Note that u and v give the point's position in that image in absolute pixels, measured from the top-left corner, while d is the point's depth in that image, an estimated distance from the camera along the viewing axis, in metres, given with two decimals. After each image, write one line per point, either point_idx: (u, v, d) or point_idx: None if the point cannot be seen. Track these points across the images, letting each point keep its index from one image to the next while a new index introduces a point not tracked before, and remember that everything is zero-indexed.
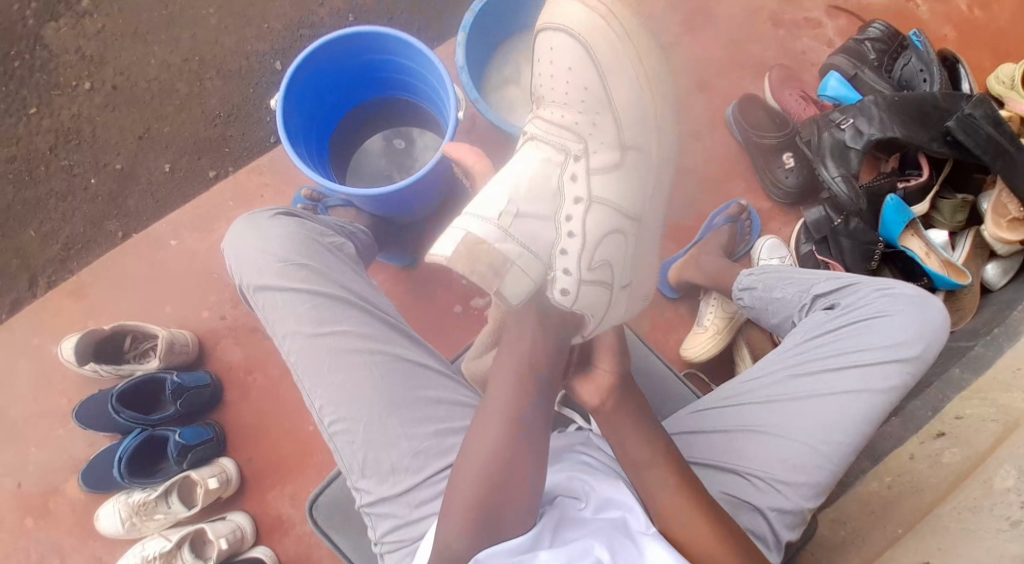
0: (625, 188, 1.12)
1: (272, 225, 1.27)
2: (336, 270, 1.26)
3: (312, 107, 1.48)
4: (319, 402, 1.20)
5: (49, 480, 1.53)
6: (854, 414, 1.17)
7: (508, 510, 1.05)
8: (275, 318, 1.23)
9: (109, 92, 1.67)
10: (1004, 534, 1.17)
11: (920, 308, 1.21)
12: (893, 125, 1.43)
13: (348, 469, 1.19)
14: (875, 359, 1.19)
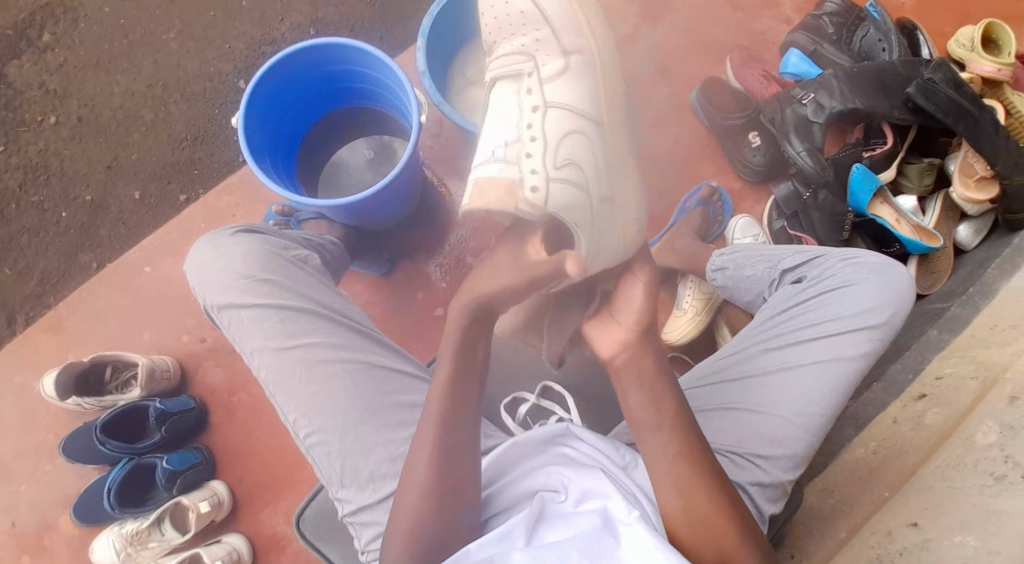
0: (581, 99, 1.13)
1: (233, 243, 1.26)
2: (301, 282, 1.26)
3: (275, 120, 1.49)
4: (293, 416, 1.18)
5: (42, 517, 1.53)
6: (826, 385, 1.17)
7: (462, 499, 1.06)
8: (243, 335, 1.22)
9: (74, 124, 1.68)
10: (989, 489, 1.15)
11: (884, 275, 1.23)
12: (853, 96, 1.44)
13: (328, 481, 1.18)
14: (844, 328, 1.19)
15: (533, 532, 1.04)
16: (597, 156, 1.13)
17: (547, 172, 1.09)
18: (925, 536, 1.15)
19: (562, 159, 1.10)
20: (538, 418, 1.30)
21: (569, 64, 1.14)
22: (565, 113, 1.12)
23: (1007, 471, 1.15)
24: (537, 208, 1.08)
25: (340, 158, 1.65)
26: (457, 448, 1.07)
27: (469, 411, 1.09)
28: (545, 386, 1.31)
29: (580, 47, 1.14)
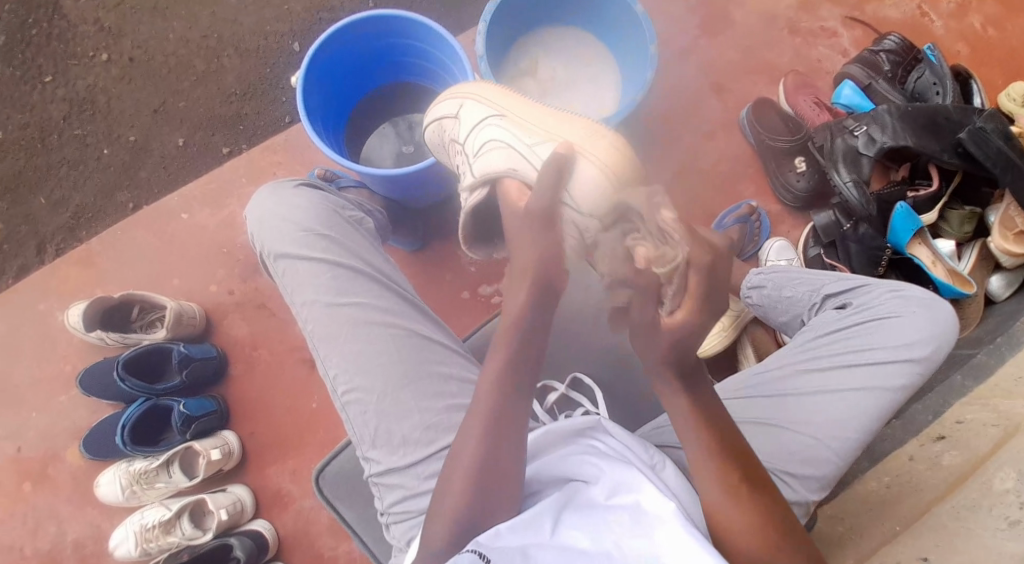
0: (482, 112, 1.24)
1: (296, 195, 1.32)
2: (356, 242, 1.30)
3: (328, 86, 1.50)
4: (334, 370, 1.23)
5: (49, 447, 1.53)
6: (866, 412, 1.20)
7: (505, 484, 1.06)
8: (296, 287, 1.27)
9: (126, 65, 1.68)
10: (1003, 533, 1.17)
11: (931, 311, 1.25)
12: (906, 134, 1.46)
13: (359, 440, 1.21)
14: (886, 358, 1.22)
15: (562, 519, 1.06)
16: (511, 129, 1.20)
17: (471, 162, 1.22)
18: None
19: (482, 151, 1.21)
20: (565, 409, 1.32)
21: (461, 110, 1.27)
22: (476, 126, 1.24)
23: (1023, 517, 1.17)
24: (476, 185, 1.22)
25: (368, 150, 1.63)
26: (505, 437, 1.06)
27: (522, 395, 1.08)
28: (574, 377, 1.33)
29: (461, 97, 1.28)
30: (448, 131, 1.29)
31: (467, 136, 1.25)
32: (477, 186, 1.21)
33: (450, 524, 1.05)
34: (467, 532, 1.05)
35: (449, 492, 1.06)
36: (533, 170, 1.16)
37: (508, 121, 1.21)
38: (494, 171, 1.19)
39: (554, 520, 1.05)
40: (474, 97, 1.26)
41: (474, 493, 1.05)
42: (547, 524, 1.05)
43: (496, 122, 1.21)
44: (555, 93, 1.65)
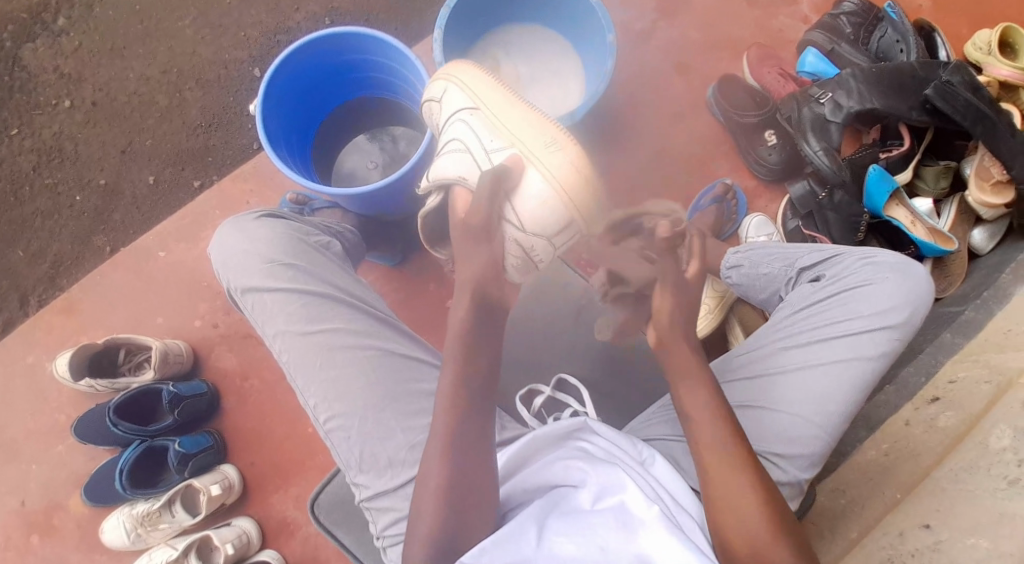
0: (462, 100, 1.23)
1: (258, 227, 1.32)
2: (323, 268, 1.31)
3: (291, 108, 1.51)
4: (313, 400, 1.22)
5: (52, 497, 1.54)
6: (847, 384, 1.20)
7: (478, 496, 1.07)
8: (267, 319, 1.27)
9: (89, 109, 1.67)
10: (1002, 492, 1.18)
11: (903, 276, 1.25)
12: (872, 96, 1.45)
13: (346, 466, 1.22)
14: (863, 327, 1.22)
15: (546, 524, 1.06)
16: (476, 130, 1.20)
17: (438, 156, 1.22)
18: (937, 537, 1.18)
19: (447, 143, 1.22)
20: (553, 411, 1.32)
21: (444, 97, 1.25)
22: (452, 114, 1.23)
23: (1021, 474, 1.18)
24: (431, 185, 1.23)
25: (343, 165, 1.64)
26: (469, 452, 1.08)
27: (480, 411, 1.10)
28: (559, 379, 1.34)
29: (446, 75, 1.25)
30: (433, 112, 1.28)
31: (444, 123, 1.25)
32: (435, 186, 1.22)
33: (430, 543, 1.05)
34: (445, 548, 1.04)
35: (425, 512, 1.06)
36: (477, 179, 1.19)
37: (478, 115, 1.21)
38: (448, 175, 1.20)
39: (537, 526, 1.06)
40: (460, 81, 1.24)
41: (449, 507, 1.06)
42: (533, 532, 1.05)
43: (464, 120, 1.21)
44: (519, 93, 1.63)
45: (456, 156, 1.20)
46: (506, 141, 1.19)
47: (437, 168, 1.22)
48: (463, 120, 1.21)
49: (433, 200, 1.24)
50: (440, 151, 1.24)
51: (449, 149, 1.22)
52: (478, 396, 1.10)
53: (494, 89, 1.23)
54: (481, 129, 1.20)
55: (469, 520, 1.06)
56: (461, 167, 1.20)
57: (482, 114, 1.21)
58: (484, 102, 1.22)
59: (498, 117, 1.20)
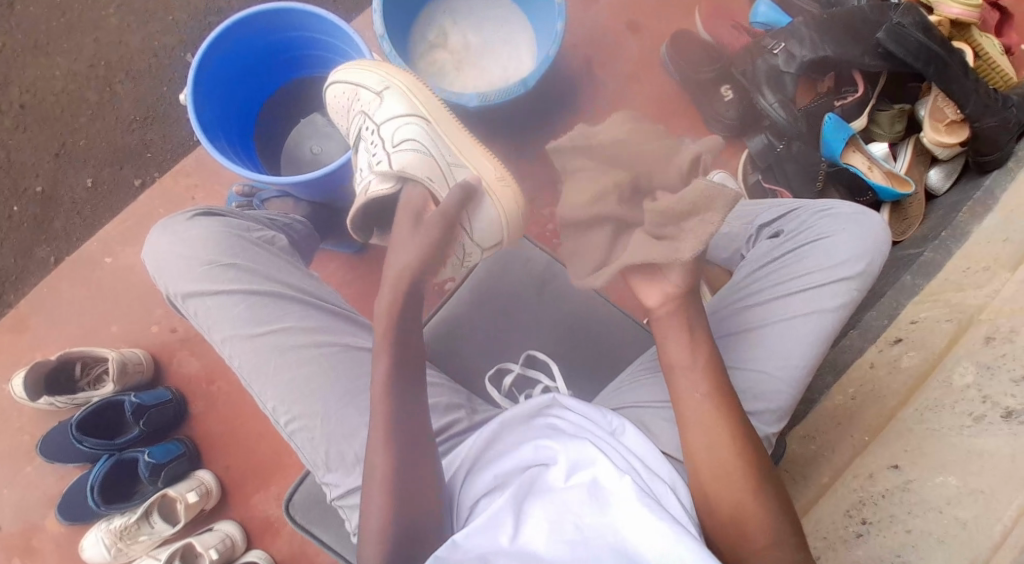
0: (404, 107, 1.26)
1: (192, 227, 1.26)
2: (266, 264, 1.26)
3: (227, 93, 1.44)
4: (271, 403, 1.19)
5: (27, 519, 1.50)
6: (809, 337, 1.18)
7: (425, 479, 1.06)
8: (212, 324, 1.22)
9: (18, 112, 1.59)
10: (968, 429, 1.18)
11: (859, 225, 1.24)
12: (825, 44, 1.43)
13: (313, 466, 1.19)
14: (822, 279, 1.20)
15: (518, 506, 1.06)
16: (431, 139, 1.24)
17: (389, 154, 1.22)
18: (906, 477, 1.20)
19: (399, 142, 1.23)
20: (524, 389, 1.30)
21: (385, 94, 1.27)
22: (395, 120, 1.25)
23: (986, 411, 1.18)
24: (385, 178, 1.19)
25: (290, 154, 1.56)
26: (412, 436, 1.06)
27: (418, 394, 1.08)
28: (529, 355, 1.31)
29: (386, 82, 1.28)
30: (360, 99, 1.29)
31: (383, 121, 1.25)
32: (387, 179, 1.19)
33: (384, 534, 1.03)
34: (401, 537, 1.03)
35: (375, 504, 1.05)
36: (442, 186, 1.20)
37: (430, 125, 1.25)
38: (417, 172, 1.20)
39: (512, 510, 1.05)
40: (403, 89, 1.27)
41: (397, 495, 1.04)
42: (510, 520, 1.04)
43: (418, 125, 1.24)
44: (467, 62, 1.59)
45: (409, 156, 1.21)
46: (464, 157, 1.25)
47: (396, 163, 1.20)
48: (415, 126, 1.24)
49: (380, 186, 1.19)
50: (382, 148, 1.23)
51: (404, 151, 1.21)
52: (413, 380, 1.09)
53: (437, 105, 1.28)
54: (434, 140, 1.24)
55: (420, 506, 1.05)
56: (420, 168, 1.20)
57: (429, 127, 1.25)
58: (431, 114, 1.27)
59: (447, 131, 1.26)
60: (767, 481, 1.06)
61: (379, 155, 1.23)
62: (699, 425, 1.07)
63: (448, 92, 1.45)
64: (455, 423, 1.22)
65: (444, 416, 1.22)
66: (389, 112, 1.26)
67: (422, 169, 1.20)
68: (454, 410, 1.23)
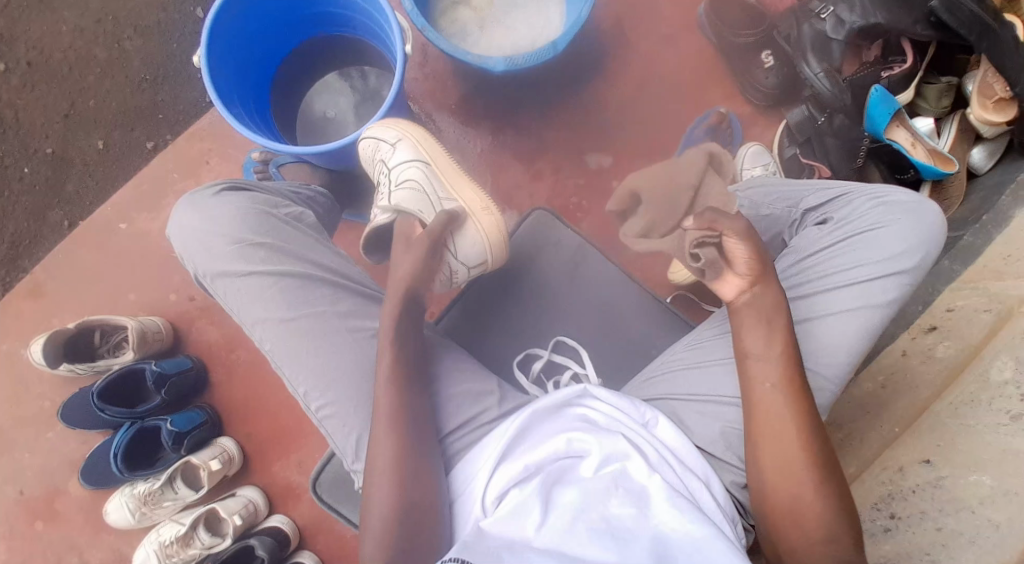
0: (406, 150, 1.27)
1: (218, 202, 1.18)
2: (295, 242, 1.18)
3: (242, 56, 1.37)
4: (303, 388, 1.12)
5: (50, 483, 1.51)
6: (857, 334, 1.12)
7: (425, 468, 1.06)
8: (243, 306, 1.15)
9: (24, 70, 1.56)
10: (1005, 428, 1.14)
11: (915, 216, 1.15)
12: (876, 10, 1.37)
13: (342, 453, 1.13)
14: (874, 274, 1.12)
15: (552, 496, 1.03)
16: (430, 178, 1.25)
17: (390, 195, 1.25)
18: (938, 474, 1.17)
19: (399, 184, 1.25)
20: (552, 375, 1.25)
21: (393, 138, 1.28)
22: (398, 163, 1.26)
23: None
24: (384, 214, 1.23)
25: (306, 119, 1.52)
26: (412, 425, 1.07)
27: (417, 391, 1.10)
28: (557, 341, 1.25)
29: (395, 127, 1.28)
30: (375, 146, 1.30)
31: (388, 164, 1.27)
32: (385, 215, 1.23)
33: (387, 526, 1.03)
34: (402, 533, 1.03)
35: (376, 497, 1.05)
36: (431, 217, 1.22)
37: (428, 167, 1.26)
38: (413, 208, 1.23)
39: (542, 494, 1.02)
40: (406, 133, 1.28)
41: (402, 488, 1.04)
42: (537, 510, 1.01)
43: (419, 168, 1.26)
44: (491, 18, 1.51)
45: (401, 195, 1.24)
46: (457, 192, 1.25)
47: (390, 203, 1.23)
48: (413, 168, 1.26)
49: (380, 218, 1.22)
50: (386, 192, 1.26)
51: (399, 189, 1.24)
52: (412, 378, 1.10)
53: (438, 147, 1.29)
54: (433, 179, 1.25)
55: (422, 496, 1.05)
56: (415, 207, 1.23)
57: (429, 171, 1.26)
58: (433, 156, 1.27)
59: (445, 172, 1.26)
60: (830, 479, 1.01)
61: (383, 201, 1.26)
62: (762, 418, 1.03)
63: (473, 54, 1.37)
64: (484, 411, 1.15)
65: (473, 405, 1.15)
66: (391, 158, 1.27)
67: (412, 207, 1.23)
68: (484, 397, 1.16)
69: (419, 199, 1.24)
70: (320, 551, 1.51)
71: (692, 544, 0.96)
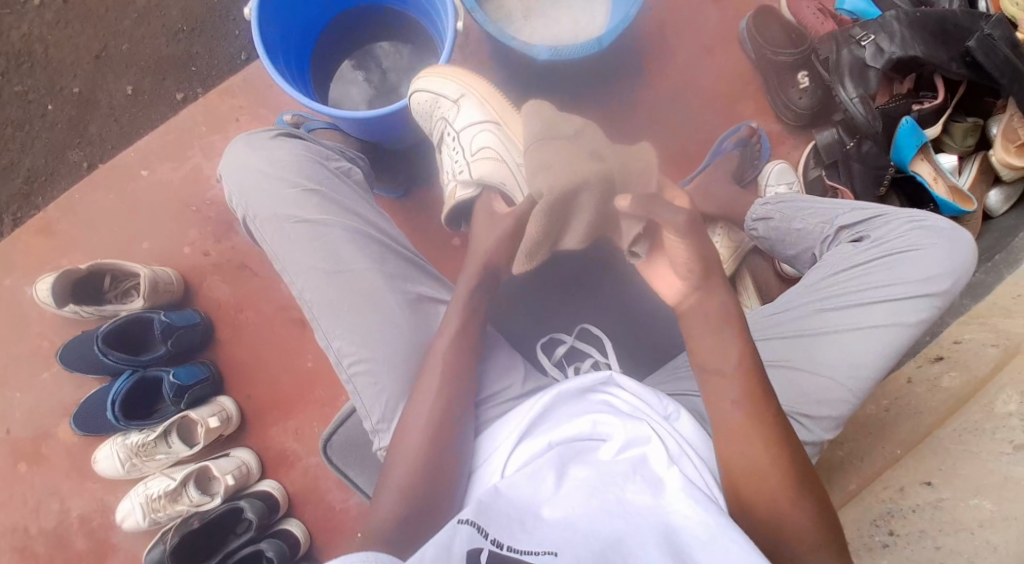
0: (476, 116, 1.32)
1: (277, 148, 1.23)
2: (345, 197, 1.22)
3: (291, 16, 1.36)
4: (337, 342, 1.14)
5: (39, 425, 1.48)
6: (885, 349, 1.15)
7: (454, 435, 1.08)
8: (288, 253, 1.18)
9: (59, 6, 1.55)
10: (1007, 457, 1.18)
11: (951, 242, 1.19)
12: (914, 43, 1.39)
13: (366, 412, 1.13)
14: (906, 293, 1.16)
15: (564, 471, 1.03)
16: (504, 144, 1.30)
17: (469, 163, 1.29)
18: (939, 495, 1.21)
19: (477, 150, 1.29)
20: (574, 361, 1.28)
21: (462, 102, 1.32)
22: (471, 130, 1.31)
23: None
24: (468, 185, 1.27)
25: (338, 86, 1.50)
26: (458, 392, 1.10)
27: (466, 360, 1.12)
28: (583, 329, 1.29)
29: (462, 90, 1.32)
30: (442, 109, 1.34)
31: (462, 129, 1.32)
32: (468, 184, 1.27)
33: (408, 488, 1.06)
34: (421, 498, 1.06)
35: (402, 461, 1.08)
36: (521, 188, 1.28)
37: (501, 131, 1.31)
38: (494, 178, 1.27)
39: (557, 468, 1.03)
40: (474, 98, 1.32)
41: (431, 455, 1.06)
42: (550, 479, 1.02)
43: (492, 131, 1.31)
44: (538, 9, 1.51)
45: (477, 163, 1.28)
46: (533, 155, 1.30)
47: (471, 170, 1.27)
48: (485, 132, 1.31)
49: (464, 194, 1.27)
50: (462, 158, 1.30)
51: (474, 157, 1.29)
52: (451, 347, 1.12)
53: (505, 109, 1.33)
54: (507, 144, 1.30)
55: (445, 461, 1.07)
56: (500, 174, 1.27)
57: (501, 137, 1.31)
58: (503, 118, 1.32)
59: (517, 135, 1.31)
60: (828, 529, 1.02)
61: (460, 166, 1.29)
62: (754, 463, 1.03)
63: (519, 41, 1.36)
64: (508, 389, 1.19)
65: (499, 382, 1.19)
66: (464, 123, 1.32)
67: (497, 174, 1.27)
68: (509, 375, 1.20)
69: (503, 164, 1.28)
70: (307, 521, 1.49)
71: (708, 537, 0.93)
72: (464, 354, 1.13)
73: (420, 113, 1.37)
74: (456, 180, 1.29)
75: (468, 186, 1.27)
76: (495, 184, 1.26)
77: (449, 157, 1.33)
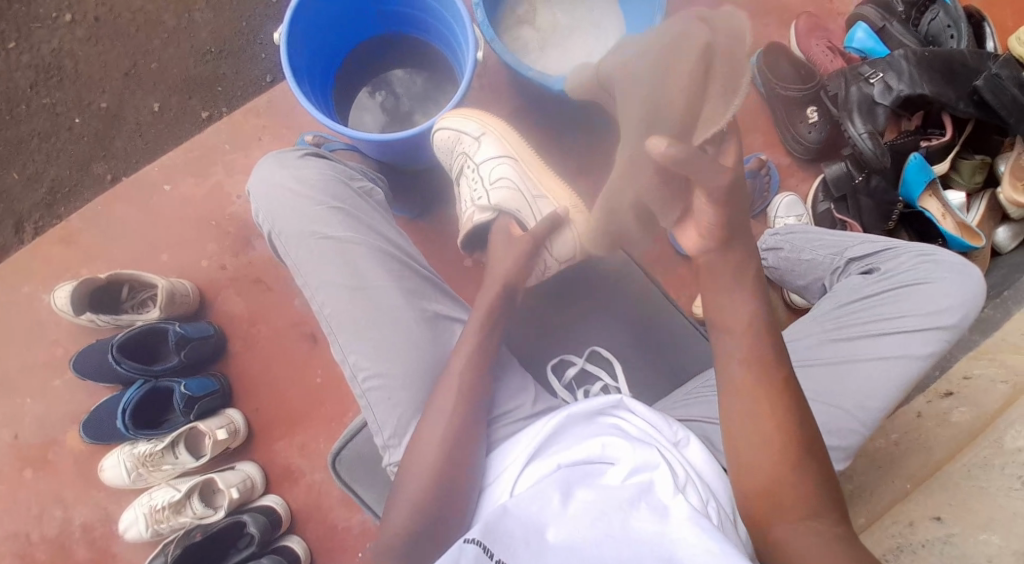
0: (495, 151, 1.36)
1: (303, 167, 1.25)
2: (367, 216, 1.24)
3: (318, 41, 1.41)
4: (354, 357, 1.15)
5: (48, 432, 1.50)
6: (895, 380, 1.15)
7: (462, 452, 1.09)
8: (309, 269, 1.20)
9: (91, 24, 1.61)
10: (1015, 492, 1.16)
11: (962, 276, 1.19)
12: (923, 80, 1.41)
13: (378, 427, 1.15)
14: (916, 325, 1.16)
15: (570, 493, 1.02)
16: (521, 175, 1.33)
17: (487, 192, 1.33)
18: (948, 530, 1.17)
19: (495, 180, 1.33)
20: (583, 384, 1.27)
21: (482, 139, 1.36)
22: (489, 164, 1.35)
23: None
24: (484, 210, 1.31)
25: (359, 108, 1.54)
26: (468, 409, 1.11)
27: (477, 377, 1.13)
28: (592, 351, 1.29)
29: (483, 128, 1.37)
30: (463, 145, 1.37)
31: (481, 162, 1.35)
32: (485, 209, 1.31)
33: (418, 504, 1.07)
34: (431, 515, 1.06)
35: (413, 477, 1.08)
36: (533, 218, 1.30)
37: (519, 165, 1.35)
38: (510, 206, 1.31)
39: (563, 490, 1.02)
40: (494, 134, 1.37)
41: (441, 472, 1.07)
42: (557, 500, 1.01)
43: (509, 164, 1.34)
44: (554, 41, 1.56)
45: (495, 191, 1.32)
46: (550, 186, 1.33)
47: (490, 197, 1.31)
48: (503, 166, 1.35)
49: (481, 217, 1.31)
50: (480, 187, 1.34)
51: (495, 186, 1.33)
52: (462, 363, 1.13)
53: (523, 147, 1.38)
54: (522, 176, 1.34)
55: (455, 479, 1.08)
56: (515, 203, 1.31)
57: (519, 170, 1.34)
58: (520, 154, 1.36)
59: (534, 172, 1.34)
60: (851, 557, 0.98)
61: (478, 195, 1.33)
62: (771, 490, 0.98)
63: (535, 71, 1.39)
64: (518, 409, 1.19)
65: (509, 401, 1.19)
66: (482, 157, 1.36)
67: (512, 202, 1.31)
68: (520, 396, 1.20)
69: (519, 196, 1.31)
70: (309, 538, 1.49)
71: None
72: (475, 372, 1.13)
73: (439, 151, 1.41)
74: (473, 206, 1.33)
75: (485, 211, 1.31)
76: (509, 211, 1.30)
77: (467, 188, 1.37)
